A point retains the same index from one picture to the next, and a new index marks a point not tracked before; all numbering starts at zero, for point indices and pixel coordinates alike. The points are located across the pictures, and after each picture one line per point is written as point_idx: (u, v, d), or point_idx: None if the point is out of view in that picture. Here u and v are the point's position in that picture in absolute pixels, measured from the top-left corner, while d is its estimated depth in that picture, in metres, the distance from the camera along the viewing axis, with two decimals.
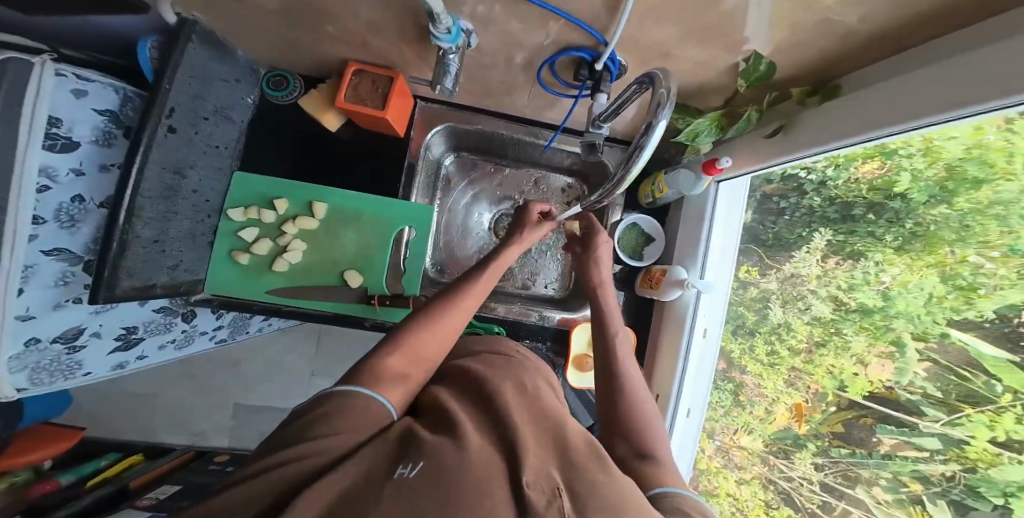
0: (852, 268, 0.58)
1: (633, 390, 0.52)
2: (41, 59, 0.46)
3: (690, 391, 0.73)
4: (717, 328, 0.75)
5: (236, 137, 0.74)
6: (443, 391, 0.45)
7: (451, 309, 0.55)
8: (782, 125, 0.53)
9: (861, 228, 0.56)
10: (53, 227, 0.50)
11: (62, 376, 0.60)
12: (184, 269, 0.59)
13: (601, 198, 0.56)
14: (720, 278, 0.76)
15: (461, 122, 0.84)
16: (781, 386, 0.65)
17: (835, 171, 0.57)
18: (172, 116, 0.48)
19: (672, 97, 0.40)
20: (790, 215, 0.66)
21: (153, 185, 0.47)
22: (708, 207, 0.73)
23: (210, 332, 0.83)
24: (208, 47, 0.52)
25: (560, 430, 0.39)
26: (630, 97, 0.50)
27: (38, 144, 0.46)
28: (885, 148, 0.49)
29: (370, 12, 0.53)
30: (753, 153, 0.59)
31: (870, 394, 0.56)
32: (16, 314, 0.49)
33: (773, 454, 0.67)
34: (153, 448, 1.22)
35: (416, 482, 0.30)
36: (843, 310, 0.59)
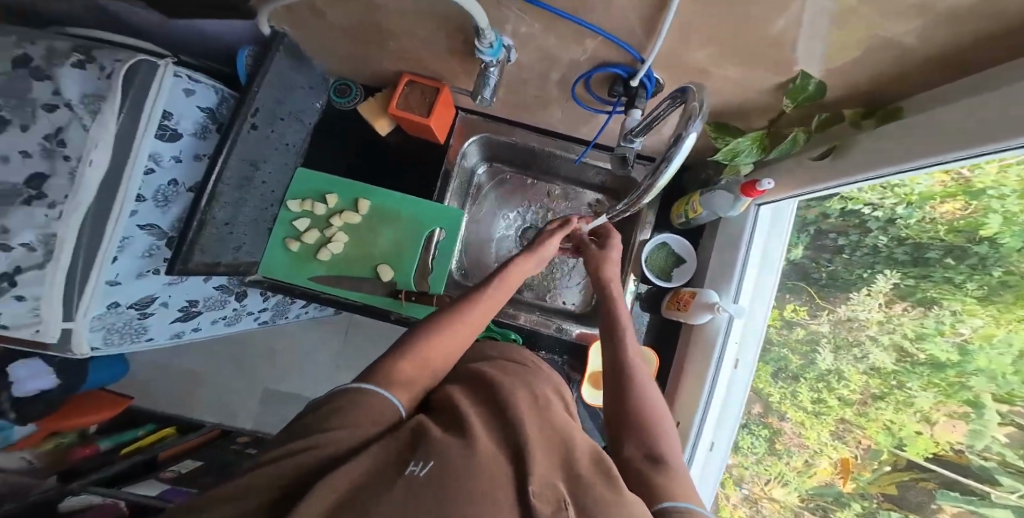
0: (923, 316, 0.54)
1: (646, 393, 0.52)
2: (165, 62, 0.54)
3: (714, 427, 0.69)
4: (749, 363, 0.70)
5: (303, 137, 0.81)
6: (458, 392, 0.46)
7: (468, 314, 0.58)
8: (833, 147, 0.50)
9: (936, 272, 0.53)
10: (150, 205, 0.57)
11: (130, 339, 0.67)
12: (246, 252, 0.65)
13: (629, 205, 0.56)
14: (754, 306, 0.71)
15: (495, 133, 0.89)
16: (827, 438, 0.62)
17: (907, 209, 0.53)
18: (255, 115, 0.54)
19: (703, 111, 0.40)
20: (850, 253, 0.63)
21: (232, 174, 0.53)
22: (747, 230, 0.71)
23: (256, 313, 0.90)
24: (292, 58, 0.59)
25: (567, 446, 0.37)
26: (665, 110, 0.50)
27: (151, 133, 0.54)
28: (971, 187, 0.44)
29: (423, 28, 0.58)
30: (796, 176, 0.58)
31: (934, 456, 0.52)
32: (106, 279, 0.56)
33: (809, 510, 0.64)
34: (185, 423, 1.30)
35: (426, 482, 0.29)
36: (909, 362, 0.55)
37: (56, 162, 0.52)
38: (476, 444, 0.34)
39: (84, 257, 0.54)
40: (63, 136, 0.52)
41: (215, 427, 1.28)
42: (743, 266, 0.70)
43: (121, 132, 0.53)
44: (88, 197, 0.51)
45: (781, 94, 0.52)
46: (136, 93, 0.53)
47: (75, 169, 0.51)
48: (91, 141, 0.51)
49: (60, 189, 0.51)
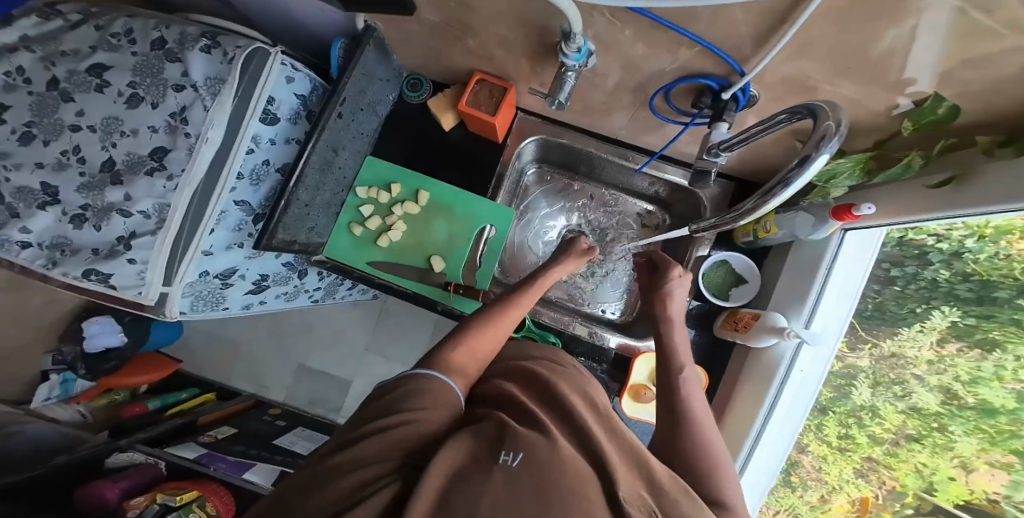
0: (981, 359, 0.56)
1: (702, 432, 0.51)
2: (275, 50, 0.57)
3: (763, 454, 0.68)
4: (807, 398, 0.68)
5: (375, 128, 0.84)
6: (515, 388, 0.47)
7: (513, 312, 0.60)
8: (955, 176, 0.47)
9: (1002, 313, 0.54)
10: (246, 184, 0.61)
11: (210, 306, 0.72)
12: (317, 233, 0.69)
13: (714, 224, 0.54)
14: (828, 333, 0.68)
15: (552, 136, 0.90)
16: (849, 476, 0.67)
17: (978, 243, 0.53)
18: (342, 105, 0.57)
19: (842, 130, 0.33)
20: (902, 285, 0.66)
21: (316, 159, 0.56)
22: (826, 257, 0.68)
23: (311, 292, 0.95)
24: (379, 51, 0.61)
25: (638, 452, 0.37)
26: (774, 126, 0.45)
27: (256, 116, 0.57)
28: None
29: (506, 28, 0.58)
30: (901, 204, 0.55)
31: (966, 504, 0.56)
32: (203, 250, 0.61)
33: None
34: (223, 390, 1.36)
35: (520, 472, 0.30)
36: (956, 405, 0.58)
37: (179, 138, 0.56)
38: (555, 441, 0.34)
39: (188, 228, 0.58)
40: (186, 114, 0.56)
41: (251, 397, 1.35)
42: (817, 292, 0.68)
43: (232, 114, 0.56)
44: (201, 173, 0.56)
45: (898, 116, 0.50)
46: (248, 76, 0.56)
47: (194, 146, 0.55)
48: (210, 121, 0.55)
49: (180, 163, 0.55)
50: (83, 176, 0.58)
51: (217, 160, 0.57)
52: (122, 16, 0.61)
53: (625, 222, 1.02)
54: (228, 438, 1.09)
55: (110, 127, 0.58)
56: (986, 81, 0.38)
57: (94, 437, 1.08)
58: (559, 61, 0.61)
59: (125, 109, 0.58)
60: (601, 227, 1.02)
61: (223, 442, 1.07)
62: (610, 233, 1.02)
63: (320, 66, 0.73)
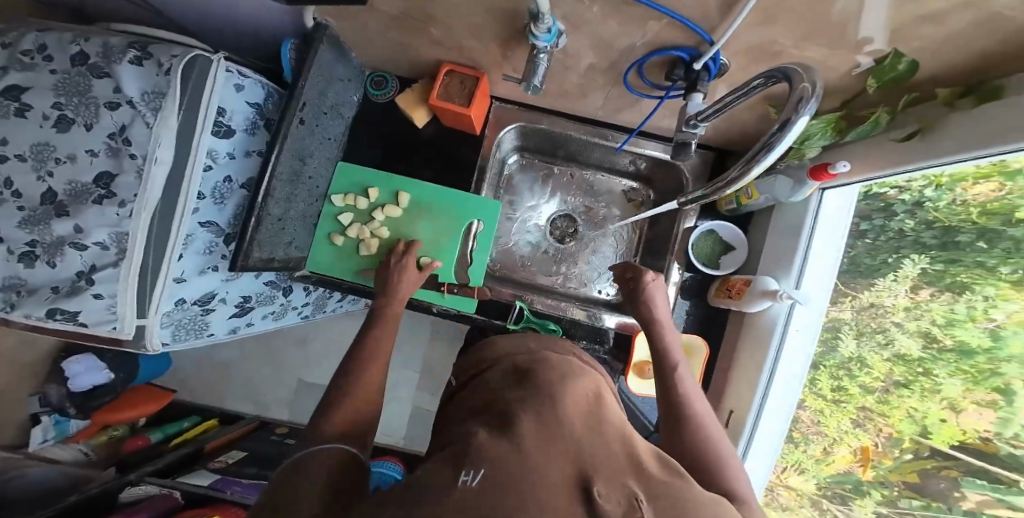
0: (954, 302, 0.58)
1: (701, 428, 0.53)
2: (218, 57, 0.55)
3: (769, 425, 0.69)
4: (807, 362, 0.69)
5: (343, 131, 0.81)
6: (506, 392, 0.46)
7: (379, 336, 0.59)
8: (919, 128, 0.46)
9: (966, 256, 0.57)
10: (209, 203, 0.59)
11: (194, 334, 0.69)
12: (295, 246, 0.69)
13: (705, 197, 0.53)
14: (820, 297, 0.69)
15: (530, 122, 0.88)
16: (846, 426, 0.67)
17: (936, 192, 0.56)
18: (302, 109, 0.54)
19: (817, 91, 0.33)
20: (873, 238, 0.67)
21: (283, 170, 0.54)
22: (808, 218, 0.69)
23: (299, 308, 0.93)
24: (334, 48, 0.58)
25: (628, 441, 0.38)
26: (751, 92, 0.43)
27: (208, 130, 0.55)
28: (1008, 167, 0.46)
29: (472, 17, 0.57)
30: (876, 156, 0.54)
31: (959, 443, 0.57)
32: (174, 277, 0.59)
33: (826, 498, 0.70)
34: (223, 414, 1.34)
35: (480, 488, 0.28)
36: (936, 348, 0.59)
37: (123, 161, 0.53)
38: (524, 443, 0.33)
39: (154, 255, 0.56)
40: (127, 134, 0.53)
41: (253, 420, 1.32)
42: (803, 252, 0.69)
43: (182, 128, 0.54)
44: (156, 196, 0.53)
45: (862, 74, 0.48)
46: (192, 86, 0.53)
47: (142, 168, 0.52)
48: (156, 138, 0.52)
49: (129, 188, 0.52)
50: (22, 210, 0.55)
51: (173, 179, 0.55)
52: (33, 31, 0.57)
53: (611, 202, 1.00)
54: (240, 460, 1.08)
55: (41, 154, 0.54)
56: (958, 30, 0.37)
57: (101, 474, 1.01)
58: (529, 44, 0.59)
59: (55, 133, 0.54)
60: (588, 209, 1.01)
61: (233, 465, 1.06)
62: (598, 214, 1.00)
63: (273, 70, 0.70)
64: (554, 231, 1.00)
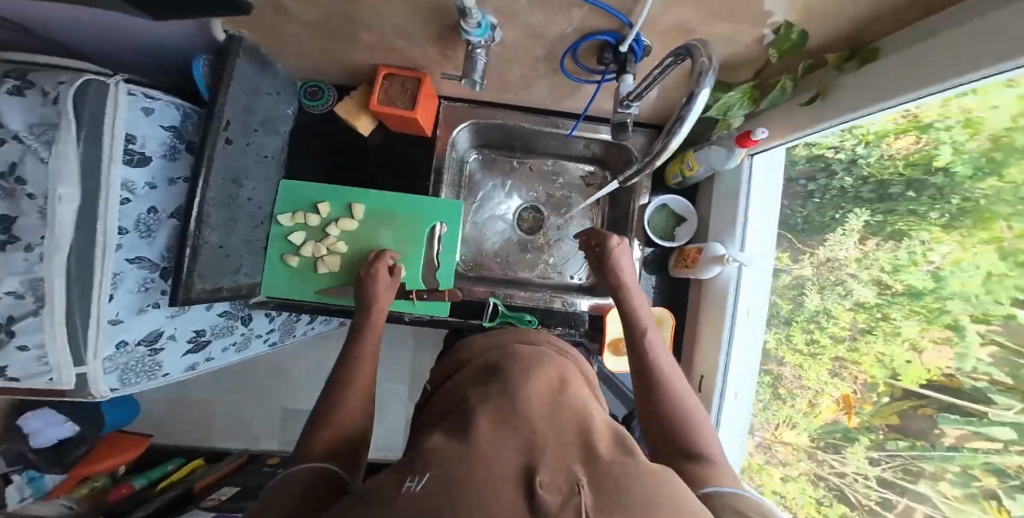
0: (896, 248, 0.60)
1: (674, 394, 0.54)
2: (115, 80, 0.53)
3: (737, 379, 0.76)
4: (761, 310, 0.78)
5: (280, 146, 0.79)
6: (469, 393, 0.46)
7: (368, 346, 0.61)
8: (819, 91, 0.52)
9: (901, 206, 0.59)
10: (134, 237, 0.56)
11: (146, 376, 0.67)
12: (244, 274, 0.66)
13: (643, 170, 0.53)
14: (762, 252, 0.78)
15: (484, 118, 0.87)
16: (825, 377, 0.68)
17: (867, 148, 0.61)
18: (227, 129, 0.52)
19: (713, 65, 0.36)
20: (819, 197, 0.72)
21: (215, 193, 0.52)
22: (743, 184, 0.76)
23: (264, 335, 0.90)
24: (253, 61, 0.56)
25: (585, 427, 0.38)
26: (664, 70, 0.47)
27: (118, 159, 0.52)
28: (920, 122, 0.52)
29: (397, 17, 0.55)
30: (792, 119, 0.58)
31: (927, 382, 0.56)
32: (109, 319, 0.57)
33: (820, 449, 0.70)
34: (210, 453, 1.29)
35: (422, 492, 0.27)
36: (890, 293, 0.61)
37: (21, 202, 0.49)
38: (475, 448, 0.33)
39: (79, 301, 0.53)
40: (19, 172, 0.49)
41: (242, 454, 1.27)
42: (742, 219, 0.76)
43: (87, 160, 0.51)
44: (67, 234, 0.50)
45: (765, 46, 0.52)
46: (92, 116, 0.51)
47: (45, 206, 0.49)
48: (55, 173, 0.48)
49: (35, 229, 0.49)
50: None
51: (87, 216, 0.52)
52: None
53: (573, 188, 1.01)
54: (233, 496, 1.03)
55: None
56: None
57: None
58: (464, 40, 0.58)
59: None
60: (552, 197, 1.01)
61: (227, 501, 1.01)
62: (562, 201, 1.01)
63: (184, 89, 0.66)
64: (522, 224, 1.01)
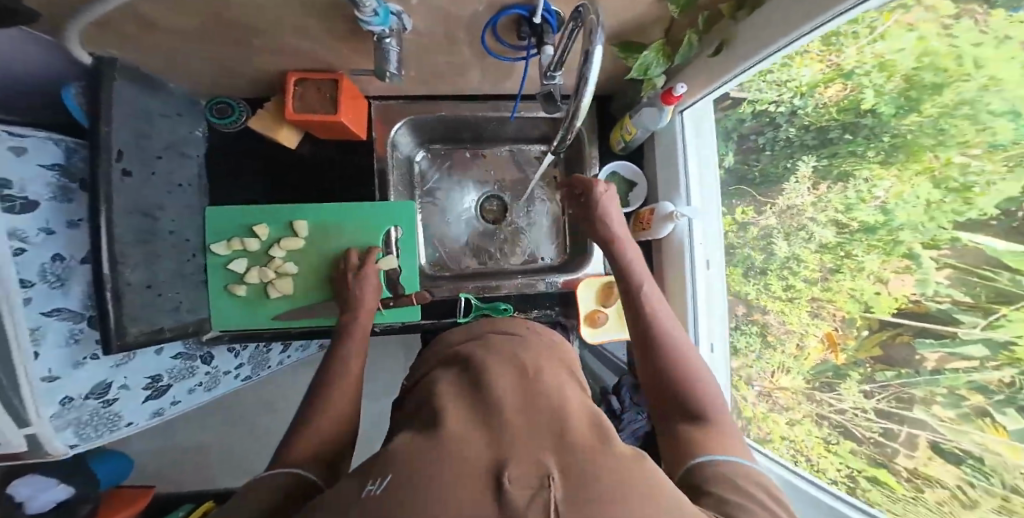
0: (845, 189, 0.61)
1: (676, 353, 0.54)
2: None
3: (709, 330, 0.80)
4: (719, 259, 0.81)
5: (196, 172, 0.76)
6: (446, 390, 0.46)
7: (348, 356, 0.62)
8: (723, 40, 0.54)
9: (841, 149, 0.61)
10: (43, 288, 0.53)
11: (107, 428, 0.66)
12: (184, 308, 0.68)
13: (564, 136, 0.54)
14: (707, 206, 0.81)
15: (418, 114, 0.84)
16: (807, 318, 0.70)
17: (802, 100, 0.64)
18: (122, 159, 0.52)
19: (602, 21, 0.38)
20: (771, 150, 0.73)
21: (126, 231, 0.52)
22: (679, 137, 0.77)
23: (233, 371, 0.90)
24: (134, 82, 0.55)
25: (558, 416, 0.38)
26: (569, 35, 0.49)
27: None
28: (843, 69, 0.56)
29: (292, 16, 0.52)
30: (705, 73, 0.60)
31: (898, 310, 0.57)
32: (42, 376, 0.54)
33: (817, 390, 0.71)
34: (217, 494, 1.24)
35: (383, 495, 0.27)
36: (848, 232, 0.62)
37: None
38: (443, 439, 0.33)
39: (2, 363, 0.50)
40: None
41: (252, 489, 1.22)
42: (686, 172, 0.78)
43: None
44: None
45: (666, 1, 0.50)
46: None
47: None
48: None
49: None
50: None
51: None
52: None
53: (527, 171, 0.99)
54: None
55: None
56: None
57: None
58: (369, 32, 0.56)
59: None
60: (510, 183, 1.00)
61: None
62: (521, 186, 1.00)
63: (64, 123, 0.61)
64: (486, 215, 0.99)
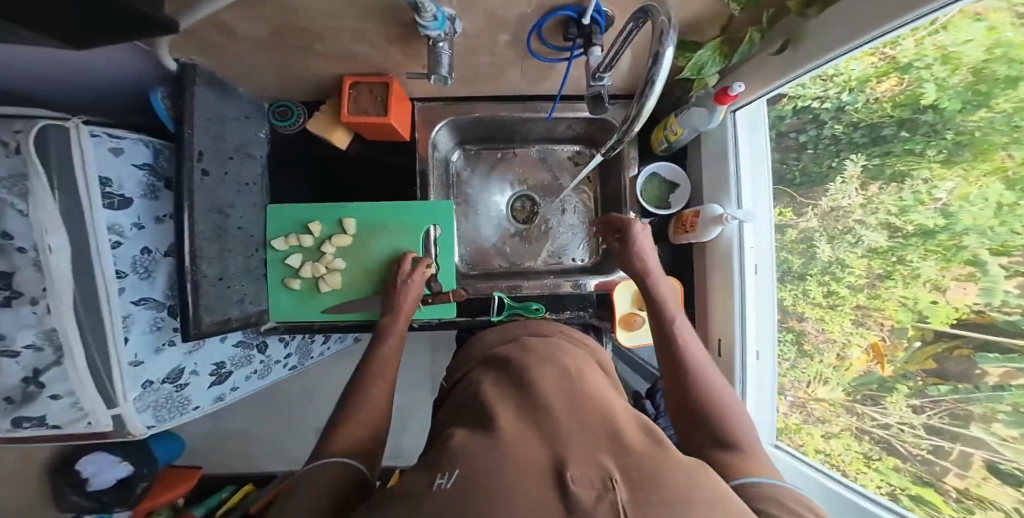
0: (901, 190, 0.61)
1: (706, 378, 0.55)
2: (74, 123, 0.51)
3: (756, 338, 0.75)
4: (769, 264, 0.76)
5: (260, 172, 0.79)
6: (489, 389, 0.48)
7: (386, 353, 0.66)
8: (788, 40, 0.52)
9: (896, 146, 0.60)
10: (134, 278, 0.59)
11: (178, 411, 0.72)
12: (247, 301, 0.73)
13: (619, 140, 0.54)
14: (759, 207, 0.76)
15: (459, 114, 0.86)
16: (848, 327, 0.69)
17: (852, 95, 0.63)
18: (201, 159, 0.57)
19: (673, 23, 0.37)
20: (814, 148, 0.72)
21: (204, 227, 0.57)
22: (729, 137, 0.74)
23: (283, 360, 0.95)
24: (212, 87, 0.59)
25: (607, 415, 0.40)
26: (630, 33, 0.49)
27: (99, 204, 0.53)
28: (898, 62, 0.54)
29: (353, 22, 0.55)
30: (765, 72, 0.59)
31: (958, 321, 0.56)
32: (129, 360, 0.60)
33: (859, 402, 0.71)
34: (258, 478, 1.32)
35: (453, 489, 0.29)
36: (903, 236, 0.61)
37: (13, 256, 0.51)
38: (499, 438, 0.35)
39: (96, 346, 0.57)
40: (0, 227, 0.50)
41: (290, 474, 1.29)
42: (736, 173, 0.74)
43: (66, 211, 0.52)
44: (65, 284, 0.52)
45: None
46: (60, 162, 0.51)
47: (37, 259, 0.51)
48: (38, 226, 0.50)
49: (36, 283, 0.52)
50: None
51: (82, 266, 0.53)
52: None
53: (560, 174, 1.00)
54: None
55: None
56: None
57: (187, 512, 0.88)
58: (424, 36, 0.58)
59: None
60: (544, 185, 1.00)
61: None
62: (553, 189, 1.00)
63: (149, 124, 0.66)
64: (516, 216, 1.01)
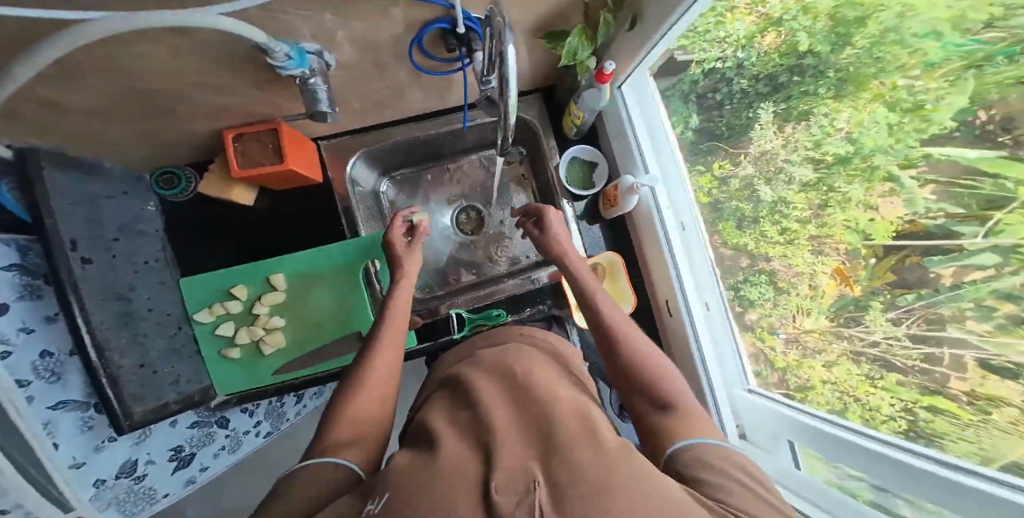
0: (808, 126, 0.62)
1: (638, 347, 0.56)
2: None
3: (698, 292, 0.81)
4: (692, 216, 0.83)
5: (161, 248, 0.79)
6: (434, 412, 0.46)
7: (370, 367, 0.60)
8: (635, 16, 0.58)
9: (794, 90, 0.63)
10: (41, 384, 0.58)
11: (147, 501, 0.77)
12: (184, 381, 0.75)
13: (506, 138, 0.55)
14: (667, 166, 0.86)
15: (372, 145, 0.86)
16: (812, 258, 0.64)
17: (744, 52, 0.67)
18: (78, 248, 0.59)
19: (508, 22, 0.38)
20: (730, 103, 0.74)
21: (105, 317, 0.60)
22: (622, 114, 0.84)
23: (254, 429, 0.93)
24: (67, 170, 0.61)
25: (546, 413, 0.39)
26: (491, 45, 0.47)
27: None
28: (772, 17, 0.62)
29: (203, 74, 0.53)
30: (627, 49, 0.64)
31: (898, 233, 0.52)
32: (70, 464, 0.62)
33: (843, 326, 0.61)
34: None
35: (380, 516, 0.27)
36: (825, 166, 0.60)
37: None
38: (433, 457, 0.33)
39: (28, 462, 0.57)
40: None
41: None
42: (636, 142, 0.83)
43: None
44: None
45: None
46: None
47: None
48: None
49: None
50: None
51: None
52: None
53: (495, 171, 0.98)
54: None
55: None
56: None
57: None
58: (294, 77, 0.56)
59: None
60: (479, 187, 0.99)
61: None
62: (490, 191, 0.99)
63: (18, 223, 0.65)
64: (464, 226, 0.99)
